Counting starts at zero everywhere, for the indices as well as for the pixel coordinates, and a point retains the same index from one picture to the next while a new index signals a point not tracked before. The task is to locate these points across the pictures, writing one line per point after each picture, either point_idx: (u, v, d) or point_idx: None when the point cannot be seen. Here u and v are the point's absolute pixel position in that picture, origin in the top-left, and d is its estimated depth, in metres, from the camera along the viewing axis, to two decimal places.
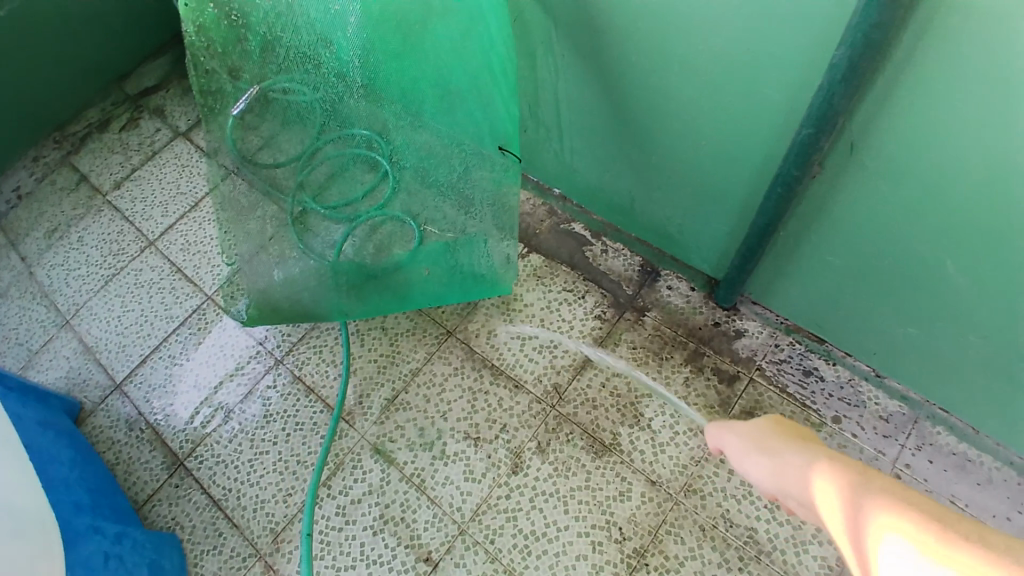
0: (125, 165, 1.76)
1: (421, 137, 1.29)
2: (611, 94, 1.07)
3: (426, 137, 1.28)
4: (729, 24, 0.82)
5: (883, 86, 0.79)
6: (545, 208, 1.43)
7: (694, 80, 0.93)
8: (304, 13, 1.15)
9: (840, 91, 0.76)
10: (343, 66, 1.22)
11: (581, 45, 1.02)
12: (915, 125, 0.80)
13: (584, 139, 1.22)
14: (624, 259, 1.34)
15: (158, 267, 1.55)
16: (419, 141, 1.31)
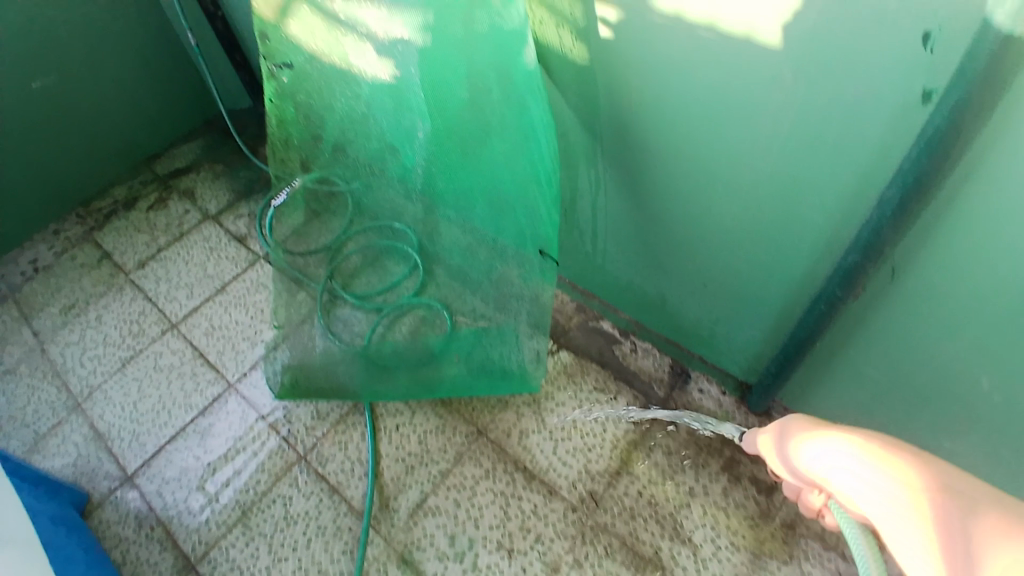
0: (150, 244, 1.77)
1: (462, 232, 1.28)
2: (650, 208, 1.11)
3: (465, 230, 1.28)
4: (776, 159, 0.86)
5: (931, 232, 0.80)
6: (573, 304, 1.46)
7: (737, 203, 0.96)
8: (378, 124, 1.20)
9: (890, 226, 0.77)
10: (409, 172, 1.27)
11: (624, 162, 1.06)
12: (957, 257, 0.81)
13: (616, 242, 1.25)
14: (654, 360, 1.36)
15: (180, 351, 1.53)
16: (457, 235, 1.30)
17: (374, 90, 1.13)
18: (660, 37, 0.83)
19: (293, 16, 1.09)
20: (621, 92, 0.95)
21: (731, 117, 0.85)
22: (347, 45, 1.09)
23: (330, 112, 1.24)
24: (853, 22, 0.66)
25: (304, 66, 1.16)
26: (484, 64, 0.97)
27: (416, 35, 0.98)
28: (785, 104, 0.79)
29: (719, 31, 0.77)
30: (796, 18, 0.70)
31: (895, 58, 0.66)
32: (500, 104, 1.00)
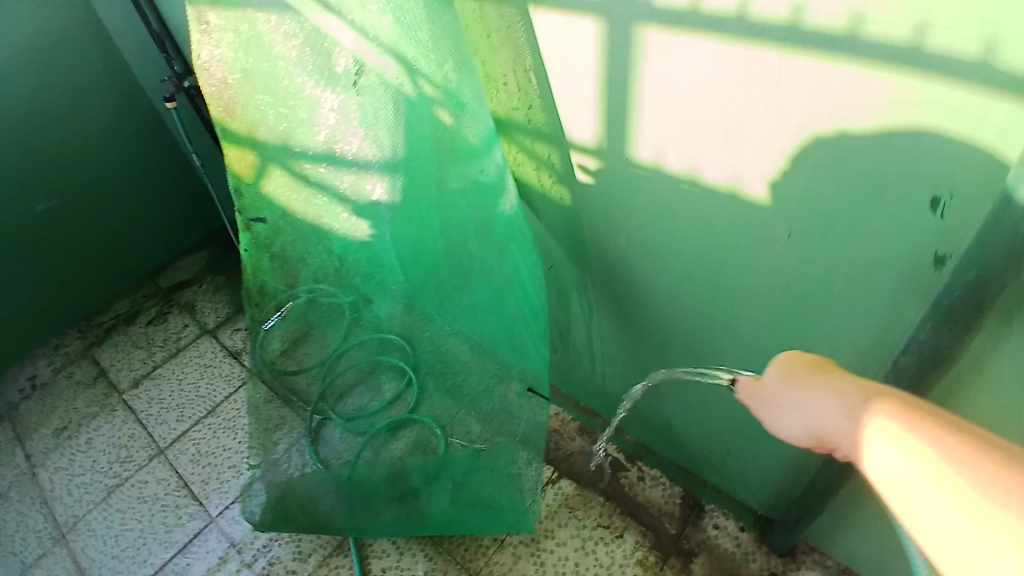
0: (146, 361, 1.75)
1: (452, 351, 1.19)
2: (645, 338, 1.04)
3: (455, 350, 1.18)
4: (770, 304, 0.80)
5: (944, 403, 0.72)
6: (574, 423, 1.37)
7: (734, 342, 0.90)
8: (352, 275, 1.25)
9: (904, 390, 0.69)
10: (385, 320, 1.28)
11: (613, 293, 1.01)
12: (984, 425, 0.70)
13: (615, 367, 1.18)
14: (663, 489, 1.25)
15: (165, 481, 1.47)
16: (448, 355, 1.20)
17: (350, 243, 1.13)
18: (640, 186, 0.80)
19: (268, 177, 1.11)
20: (605, 230, 0.91)
21: (723, 263, 0.80)
22: (320, 202, 1.09)
23: (305, 261, 1.26)
24: (845, 186, 0.61)
25: (281, 219, 1.18)
26: (458, 221, 0.96)
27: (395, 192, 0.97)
28: (776, 260, 0.74)
29: (701, 185, 0.73)
30: (784, 178, 0.65)
31: (892, 227, 0.61)
32: (477, 254, 0.98)
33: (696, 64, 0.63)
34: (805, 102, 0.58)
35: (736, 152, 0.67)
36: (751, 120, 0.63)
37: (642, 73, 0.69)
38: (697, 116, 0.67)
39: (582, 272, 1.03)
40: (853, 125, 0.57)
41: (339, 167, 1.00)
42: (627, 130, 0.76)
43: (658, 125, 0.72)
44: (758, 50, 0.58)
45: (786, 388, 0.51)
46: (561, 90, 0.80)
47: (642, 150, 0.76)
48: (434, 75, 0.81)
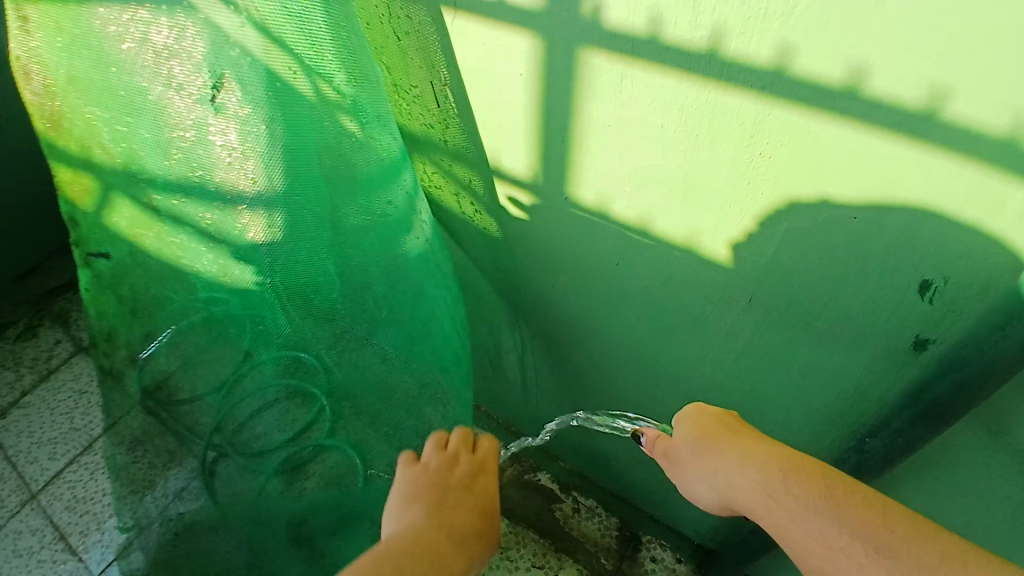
0: (13, 386, 1.47)
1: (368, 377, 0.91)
2: (584, 380, 0.94)
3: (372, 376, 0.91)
4: (728, 368, 0.71)
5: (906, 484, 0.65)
6: (505, 451, 1.26)
7: (683, 397, 0.81)
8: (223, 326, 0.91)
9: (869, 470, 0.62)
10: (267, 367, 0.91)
11: (552, 335, 0.90)
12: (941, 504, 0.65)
13: (551, 403, 1.07)
14: (599, 521, 1.18)
15: (40, 532, 1.25)
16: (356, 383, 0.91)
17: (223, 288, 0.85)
18: (584, 232, 0.69)
19: (111, 210, 0.78)
20: (542, 268, 0.79)
21: (675, 320, 0.70)
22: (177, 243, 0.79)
23: (161, 306, 0.93)
24: (822, 255, 0.52)
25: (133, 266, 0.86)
26: (364, 258, 0.78)
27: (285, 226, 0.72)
28: (738, 326, 0.65)
29: (652, 236, 0.62)
30: (748, 240, 0.55)
31: (871, 302, 0.53)
32: (381, 300, 0.83)
33: (649, 105, 0.52)
34: (777, 158, 0.48)
35: (694, 206, 0.57)
36: (714, 173, 0.53)
37: (590, 107, 0.56)
38: (649, 161, 0.56)
39: (516, 310, 0.92)
40: (836, 190, 0.47)
41: (207, 201, 0.71)
42: (568, 167, 0.63)
43: (605, 165, 0.60)
44: (724, 94, 0.47)
45: (699, 454, 0.56)
46: (486, 115, 0.66)
47: (586, 191, 0.64)
48: (342, 80, 0.64)
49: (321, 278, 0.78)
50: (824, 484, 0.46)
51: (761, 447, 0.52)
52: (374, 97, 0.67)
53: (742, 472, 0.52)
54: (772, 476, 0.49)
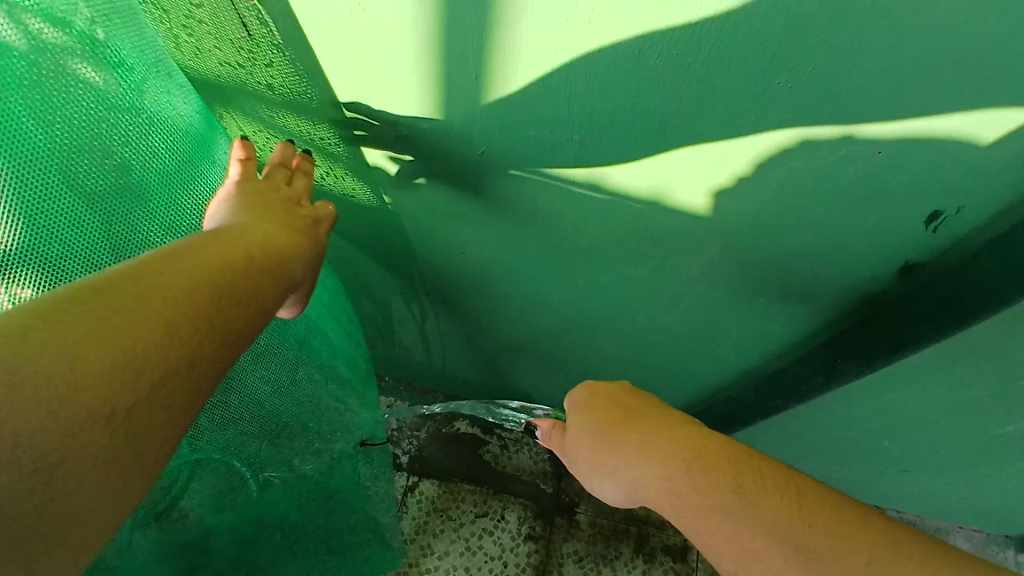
0: None
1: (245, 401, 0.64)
2: (510, 337, 0.85)
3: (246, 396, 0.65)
4: (681, 305, 0.65)
5: (858, 383, 0.66)
6: (415, 413, 1.14)
7: (622, 335, 0.75)
8: None
9: None
10: None
11: (465, 298, 0.76)
12: (884, 388, 0.68)
13: (463, 359, 0.97)
14: (529, 450, 1.15)
15: None
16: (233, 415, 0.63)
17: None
18: (509, 191, 0.54)
19: None
20: (450, 234, 0.63)
21: (622, 273, 0.62)
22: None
23: None
24: (820, 191, 0.45)
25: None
26: None
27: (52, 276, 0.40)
28: (703, 266, 0.58)
29: (614, 190, 0.50)
30: (738, 185, 0.47)
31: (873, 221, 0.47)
32: None
33: (623, 39, 0.36)
34: (797, 95, 0.38)
35: (677, 154, 0.45)
36: (710, 117, 0.41)
37: (524, 43, 0.38)
38: (627, 100, 0.41)
39: (412, 279, 0.75)
40: (864, 126, 0.40)
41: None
42: (491, 119, 0.46)
43: (549, 115, 0.44)
44: (743, 17, 0.34)
45: (594, 449, 0.53)
46: (342, 54, 0.44)
47: (517, 147, 0.48)
48: (80, 18, 0.40)
49: None
50: (711, 466, 0.42)
51: (637, 433, 0.49)
52: (133, 34, 0.44)
53: (629, 466, 0.48)
54: (644, 461, 0.47)
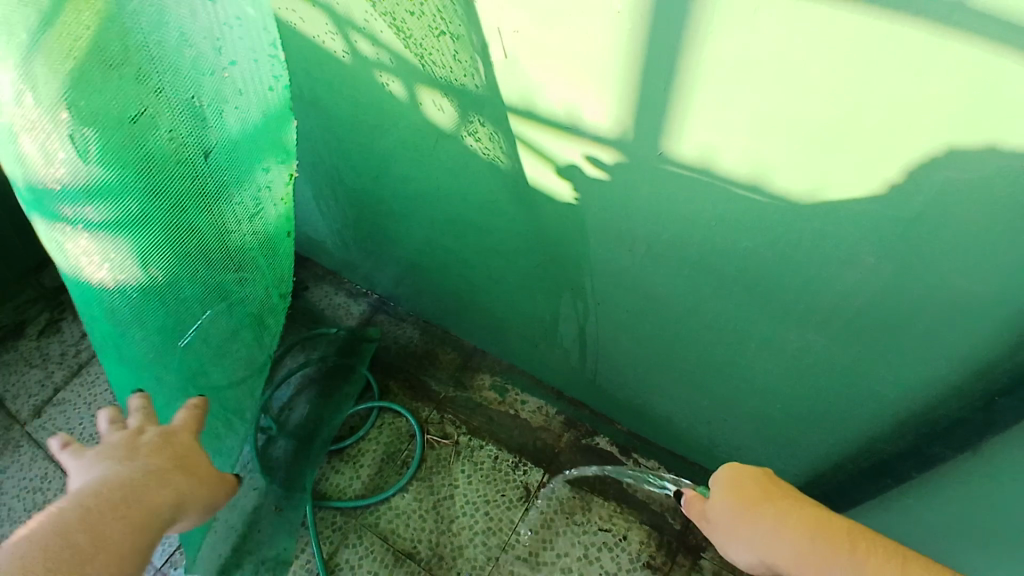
0: (45, 385, 1.44)
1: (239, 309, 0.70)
2: (658, 348, 0.91)
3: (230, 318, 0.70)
4: (836, 326, 0.67)
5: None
6: (560, 418, 1.25)
7: (772, 356, 0.77)
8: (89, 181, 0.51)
9: None
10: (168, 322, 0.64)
11: (624, 301, 0.85)
12: None
13: (612, 367, 1.05)
14: (662, 481, 1.16)
15: None
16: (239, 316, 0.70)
17: (144, 300, 0.60)
18: (674, 189, 0.62)
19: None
20: (616, 231, 0.73)
21: (770, 283, 0.67)
22: (153, 229, 0.56)
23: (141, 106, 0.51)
24: (968, 199, 0.49)
25: (226, 342, 0.71)
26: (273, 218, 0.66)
27: (29, 183, 0.52)
28: (859, 281, 0.61)
29: (772, 192, 0.57)
30: (887, 193, 0.52)
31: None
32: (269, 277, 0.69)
33: (782, 85, 0.49)
34: (947, 96, 0.44)
35: (831, 163, 0.52)
36: (862, 126, 0.49)
37: (701, 91, 0.52)
38: (781, 125, 0.52)
39: (578, 276, 0.86)
40: (1009, 136, 0.44)
41: (163, 145, 0.53)
42: (668, 118, 0.56)
43: (713, 143, 0.56)
44: (903, 24, 0.42)
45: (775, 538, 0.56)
46: (559, 61, 0.57)
47: (690, 147, 0.58)
48: (397, 47, 0.69)
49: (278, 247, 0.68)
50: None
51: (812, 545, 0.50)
52: (404, 69, 0.71)
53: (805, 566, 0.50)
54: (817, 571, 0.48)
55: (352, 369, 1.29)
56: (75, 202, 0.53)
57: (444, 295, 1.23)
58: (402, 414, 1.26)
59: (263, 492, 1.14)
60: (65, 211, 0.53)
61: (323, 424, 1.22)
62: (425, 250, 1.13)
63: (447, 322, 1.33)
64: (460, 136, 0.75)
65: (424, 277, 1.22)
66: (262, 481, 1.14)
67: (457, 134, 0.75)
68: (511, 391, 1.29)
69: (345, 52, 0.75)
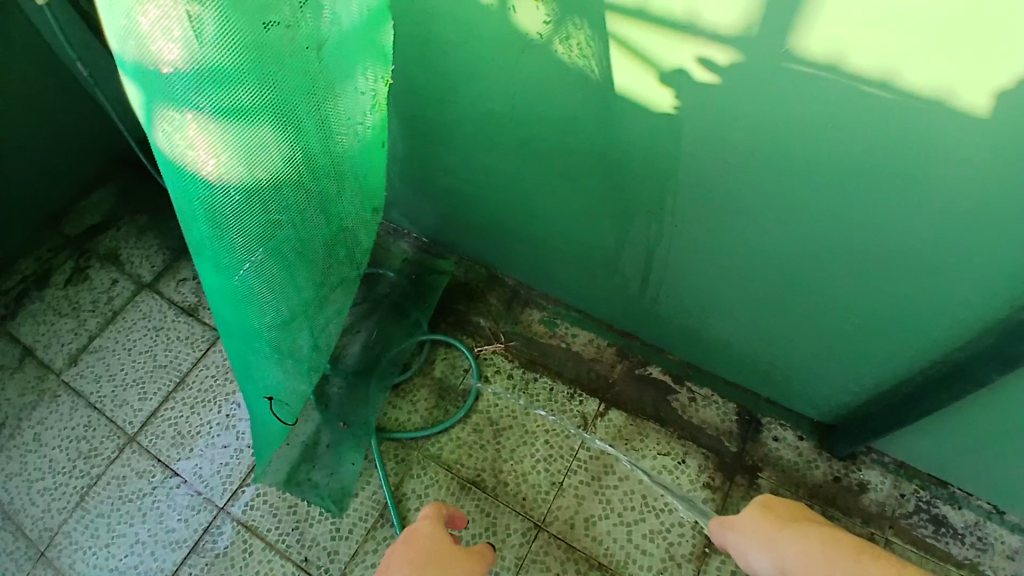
0: (78, 332, 1.33)
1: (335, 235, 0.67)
2: (730, 267, 0.91)
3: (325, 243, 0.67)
4: (937, 233, 0.67)
5: None
6: (611, 349, 1.26)
7: (861, 269, 0.78)
8: (195, 78, 0.49)
9: None
10: (266, 236, 0.61)
11: (706, 219, 0.84)
12: None
13: (674, 294, 1.05)
14: (717, 407, 1.18)
15: (148, 473, 1.17)
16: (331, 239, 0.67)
17: (248, 203, 0.57)
18: (790, 91, 0.62)
19: None
20: (717, 140, 0.72)
21: (877, 188, 0.66)
22: (262, 137, 0.53)
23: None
24: None
25: (317, 260, 0.67)
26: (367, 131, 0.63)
27: (142, 62, 0.49)
28: (973, 181, 0.60)
29: (898, 89, 0.56)
30: (1019, 87, 0.52)
31: None
32: (357, 196, 0.66)
33: None
34: None
35: (963, 56, 0.52)
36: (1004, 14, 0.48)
37: None
38: (918, 17, 0.51)
39: (660, 195, 0.85)
40: None
41: (286, 40, 0.50)
42: (798, 11, 0.55)
43: (841, 39, 0.55)
44: None
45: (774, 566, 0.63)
46: None
47: (818, 44, 0.56)
48: None
49: (367, 163, 0.65)
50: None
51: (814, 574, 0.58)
52: None
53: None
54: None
55: (413, 304, 1.31)
56: (189, 88, 0.49)
57: (493, 231, 1.21)
58: (455, 345, 1.27)
59: (320, 423, 1.21)
60: (176, 94, 0.50)
61: (380, 354, 1.27)
62: (472, 177, 1.08)
63: (492, 259, 1.32)
64: (550, 45, 0.73)
65: (474, 213, 1.19)
66: (319, 414, 1.21)
67: (548, 44, 0.73)
68: (561, 325, 1.29)
69: None
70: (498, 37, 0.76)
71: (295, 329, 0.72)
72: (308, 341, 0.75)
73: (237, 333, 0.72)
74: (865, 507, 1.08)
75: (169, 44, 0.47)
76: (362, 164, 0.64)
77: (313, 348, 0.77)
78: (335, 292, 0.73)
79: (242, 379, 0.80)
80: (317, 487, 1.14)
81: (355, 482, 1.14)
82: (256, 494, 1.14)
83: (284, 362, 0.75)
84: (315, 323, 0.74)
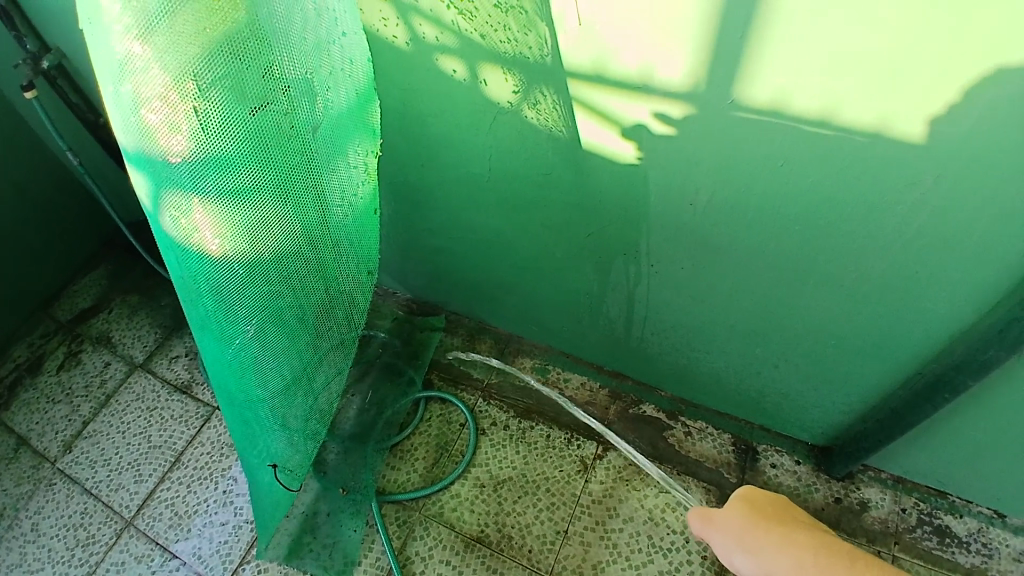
0: (71, 418, 1.32)
1: (336, 299, 0.70)
2: (708, 302, 0.95)
3: (327, 307, 0.70)
4: (894, 251, 0.73)
5: None
6: (604, 391, 1.28)
7: (827, 291, 0.83)
8: (201, 164, 0.54)
9: None
10: (270, 304, 0.64)
11: (680, 257, 0.89)
12: None
13: (659, 332, 1.09)
14: (713, 440, 1.20)
15: (147, 556, 1.14)
16: (332, 302, 0.70)
17: (250, 274, 0.61)
18: (743, 136, 0.68)
19: None
20: (681, 184, 0.78)
21: (833, 217, 0.72)
22: (264, 214, 0.58)
23: (278, 88, 0.54)
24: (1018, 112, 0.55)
25: (318, 325, 0.70)
26: (361, 201, 0.68)
27: (151, 155, 0.54)
28: (919, 199, 0.66)
29: (837, 125, 0.63)
30: (947, 114, 0.58)
31: None
32: (355, 261, 0.70)
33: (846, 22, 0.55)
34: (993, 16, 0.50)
35: (893, 90, 0.58)
36: (918, 54, 0.55)
37: (767, 34, 0.58)
38: (846, 59, 0.57)
39: (635, 240, 0.90)
40: None
41: (283, 124, 0.55)
42: (742, 62, 0.62)
43: (780, 84, 0.62)
44: None
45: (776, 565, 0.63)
46: (639, 17, 0.62)
47: (762, 89, 0.63)
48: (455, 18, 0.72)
49: (363, 231, 0.69)
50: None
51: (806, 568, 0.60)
52: (467, 44, 0.74)
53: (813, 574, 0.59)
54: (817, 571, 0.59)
55: (405, 364, 1.33)
56: (192, 175, 0.54)
57: (478, 285, 1.25)
58: (450, 401, 1.28)
59: (318, 492, 1.20)
60: (183, 181, 0.55)
61: (376, 417, 1.27)
62: (454, 234, 1.13)
63: (480, 312, 1.35)
64: (520, 110, 0.79)
65: (459, 269, 1.23)
66: (317, 482, 1.21)
67: (518, 109, 0.79)
68: (553, 371, 1.32)
69: (405, 38, 0.78)
70: (471, 106, 0.83)
71: (300, 393, 0.75)
72: (314, 404, 0.78)
73: (243, 401, 0.74)
74: (869, 525, 1.09)
75: (175, 137, 0.52)
76: (358, 231, 0.68)
77: (319, 410, 0.79)
78: (338, 353, 0.76)
79: (248, 444, 0.82)
80: (319, 557, 1.12)
81: (358, 548, 1.13)
82: (256, 571, 1.11)
83: (290, 426, 0.77)
84: (319, 386, 0.76)
